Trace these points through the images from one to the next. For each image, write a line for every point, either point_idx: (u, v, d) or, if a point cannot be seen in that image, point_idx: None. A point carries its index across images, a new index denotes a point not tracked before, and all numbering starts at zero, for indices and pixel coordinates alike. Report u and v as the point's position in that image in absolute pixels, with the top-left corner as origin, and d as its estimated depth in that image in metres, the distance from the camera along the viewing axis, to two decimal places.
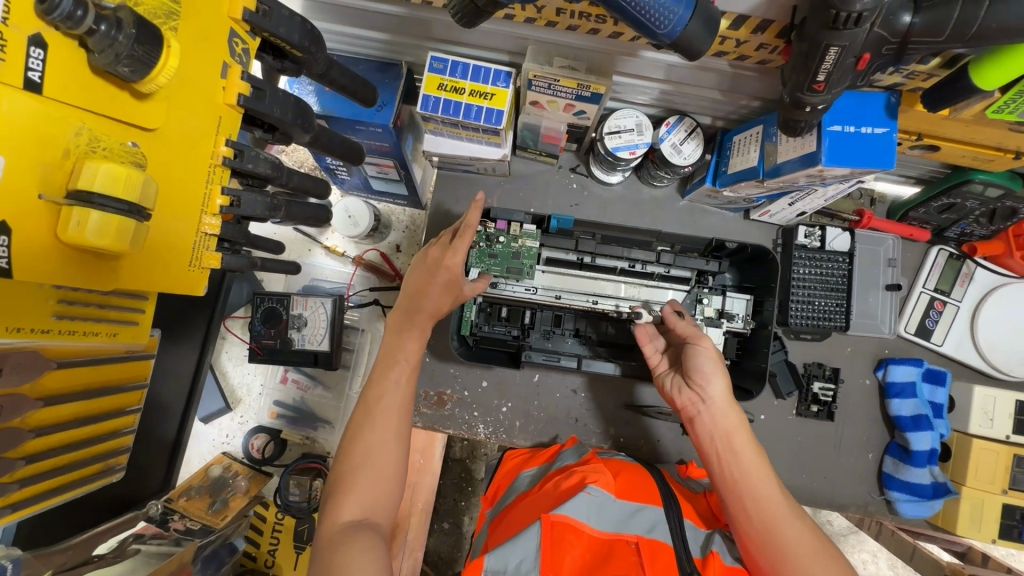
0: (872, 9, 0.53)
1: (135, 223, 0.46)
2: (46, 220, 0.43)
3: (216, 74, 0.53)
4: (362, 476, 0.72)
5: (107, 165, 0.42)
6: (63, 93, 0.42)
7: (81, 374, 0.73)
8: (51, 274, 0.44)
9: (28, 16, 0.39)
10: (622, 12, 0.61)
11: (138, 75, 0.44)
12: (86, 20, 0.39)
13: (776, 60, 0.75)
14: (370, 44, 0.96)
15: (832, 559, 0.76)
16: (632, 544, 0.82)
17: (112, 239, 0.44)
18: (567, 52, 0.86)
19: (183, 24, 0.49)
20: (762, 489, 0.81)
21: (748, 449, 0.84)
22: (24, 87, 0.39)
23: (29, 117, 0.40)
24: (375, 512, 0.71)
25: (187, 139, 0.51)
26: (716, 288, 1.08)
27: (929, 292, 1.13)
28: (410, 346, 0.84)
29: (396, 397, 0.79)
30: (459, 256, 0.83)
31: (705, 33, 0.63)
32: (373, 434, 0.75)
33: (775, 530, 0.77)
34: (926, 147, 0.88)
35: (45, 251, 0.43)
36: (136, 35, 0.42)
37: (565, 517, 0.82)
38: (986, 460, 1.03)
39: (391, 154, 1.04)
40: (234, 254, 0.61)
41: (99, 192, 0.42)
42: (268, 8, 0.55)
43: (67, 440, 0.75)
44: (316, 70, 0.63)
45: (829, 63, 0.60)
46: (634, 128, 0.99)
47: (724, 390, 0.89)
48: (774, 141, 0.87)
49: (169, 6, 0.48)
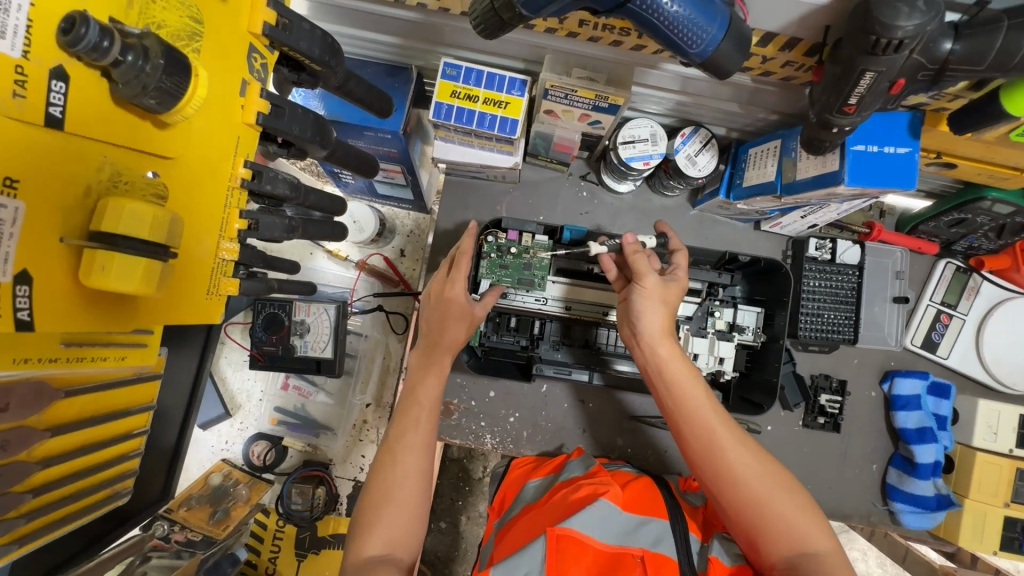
0: (914, 36, 0.52)
1: (160, 264, 0.44)
2: (65, 264, 0.41)
3: (236, 94, 0.50)
4: (385, 512, 0.77)
5: (133, 204, 0.40)
6: (84, 128, 0.40)
7: (112, 401, 0.61)
8: (71, 319, 0.42)
9: (49, 47, 0.37)
10: (654, 30, 0.59)
11: (164, 107, 0.42)
12: (113, 51, 0.37)
13: (801, 77, 0.74)
14: (381, 47, 0.93)
15: (778, 478, 0.76)
16: (636, 557, 0.81)
17: (138, 284, 0.42)
18: (586, 63, 0.84)
19: (206, 45, 0.47)
20: (703, 416, 0.79)
21: (688, 377, 0.82)
22: (45, 123, 0.38)
23: (46, 152, 0.38)
24: (397, 547, 0.76)
25: (207, 166, 0.49)
26: (727, 300, 1.06)
27: (936, 305, 1.13)
28: (430, 385, 0.88)
29: (417, 434, 0.84)
30: (459, 286, 0.87)
31: (737, 52, 0.61)
32: (397, 472, 0.80)
33: (716, 456, 0.77)
34: (943, 164, 0.87)
35: (65, 295, 0.42)
36: (164, 67, 0.40)
37: (571, 531, 0.81)
38: (989, 474, 1.05)
39: (399, 160, 1.01)
40: (251, 279, 0.59)
41: (123, 235, 0.40)
42: (288, 21, 0.52)
43: (70, 490, 0.61)
44: (333, 83, 0.61)
45: (863, 87, 0.59)
46: (649, 138, 0.97)
47: (663, 320, 0.85)
48: (792, 157, 0.85)
49: (191, 26, 0.46)
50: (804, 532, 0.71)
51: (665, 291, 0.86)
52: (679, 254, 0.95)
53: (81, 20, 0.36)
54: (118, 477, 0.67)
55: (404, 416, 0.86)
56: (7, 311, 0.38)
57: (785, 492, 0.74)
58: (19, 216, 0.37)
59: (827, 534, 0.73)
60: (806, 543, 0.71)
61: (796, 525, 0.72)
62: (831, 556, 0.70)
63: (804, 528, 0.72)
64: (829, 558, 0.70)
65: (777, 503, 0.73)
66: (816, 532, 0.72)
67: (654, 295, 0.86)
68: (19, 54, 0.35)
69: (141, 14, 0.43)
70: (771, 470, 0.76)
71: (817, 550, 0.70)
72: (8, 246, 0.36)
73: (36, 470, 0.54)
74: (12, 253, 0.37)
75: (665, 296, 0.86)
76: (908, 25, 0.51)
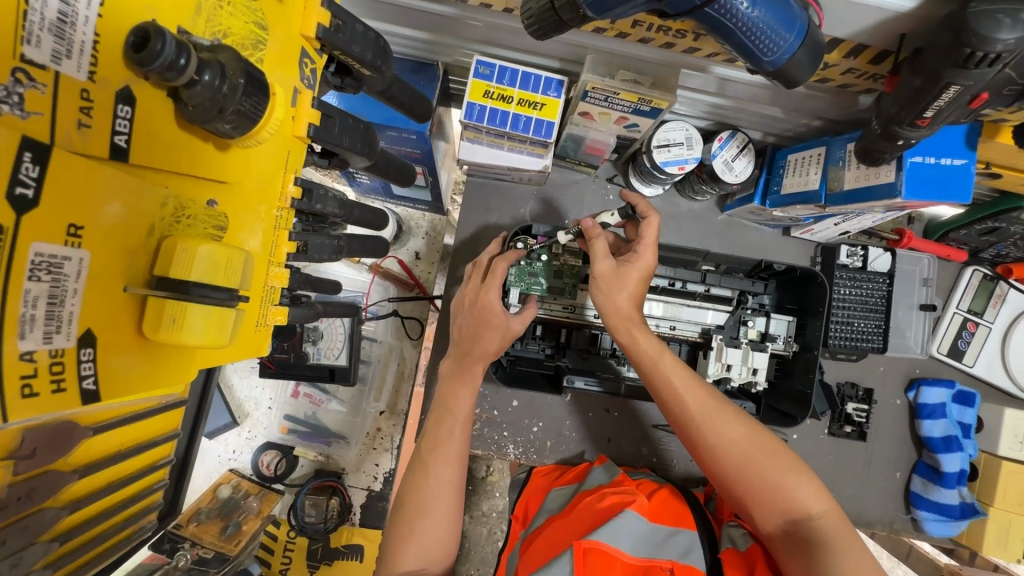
0: (1013, 50, 0.49)
1: (233, 313, 0.41)
2: (128, 318, 0.36)
3: (289, 105, 0.46)
4: (418, 526, 0.75)
5: (206, 246, 0.37)
6: (146, 158, 0.36)
7: (139, 432, 0.56)
8: (137, 379, 0.38)
9: (115, 66, 0.33)
10: (728, 35, 0.55)
11: (239, 131, 0.39)
12: (188, 69, 0.33)
13: (859, 84, 0.71)
14: (407, 42, 0.87)
15: (763, 442, 0.69)
16: (666, 570, 0.75)
17: (211, 335, 0.39)
18: (631, 65, 0.79)
19: (268, 55, 0.43)
20: (674, 390, 0.73)
21: (655, 351, 0.75)
22: (109, 155, 0.34)
23: (113, 195, 0.34)
24: (432, 562, 0.75)
25: (260, 191, 0.45)
26: (758, 309, 1.03)
27: (962, 313, 1.12)
28: (463, 396, 0.84)
29: (451, 446, 0.81)
30: (493, 293, 0.84)
31: (811, 62, 0.58)
32: (429, 487, 0.78)
33: (692, 429, 0.72)
34: (988, 175, 0.85)
35: (130, 351, 0.37)
36: (243, 86, 0.37)
37: (598, 544, 0.75)
38: (1015, 484, 1.05)
39: (422, 160, 0.94)
40: (297, 304, 0.55)
41: (196, 282, 0.37)
42: (342, 22, 0.48)
43: (99, 531, 0.56)
44: (378, 87, 0.56)
45: (943, 100, 0.56)
46: (685, 142, 0.92)
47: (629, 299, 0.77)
48: (839, 166, 0.82)
49: (256, 33, 0.41)
50: (793, 496, 0.66)
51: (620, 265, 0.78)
52: (647, 225, 0.80)
53: (156, 33, 0.31)
54: (144, 511, 0.62)
55: (437, 428, 0.83)
56: (73, 383, 0.33)
57: (772, 457, 0.68)
58: (83, 268, 0.33)
59: (821, 492, 0.67)
60: (797, 508, 0.66)
61: (784, 489, 0.66)
62: (826, 518, 0.65)
63: (795, 491, 0.66)
64: (823, 521, 0.65)
65: (762, 469, 0.68)
66: (809, 494, 0.66)
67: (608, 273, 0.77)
68: (84, 76, 0.32)
69: (207, 22, 0.39)
70: (754, 435, 0.70)
71: (809, 515, 0.65)
72: (72, 305, 0.32)
73: (64, 516, 0.49)
74: (76, 314, 0.33)
75: (622, 277, 0.77)
76: (1009, 38, 0.48)
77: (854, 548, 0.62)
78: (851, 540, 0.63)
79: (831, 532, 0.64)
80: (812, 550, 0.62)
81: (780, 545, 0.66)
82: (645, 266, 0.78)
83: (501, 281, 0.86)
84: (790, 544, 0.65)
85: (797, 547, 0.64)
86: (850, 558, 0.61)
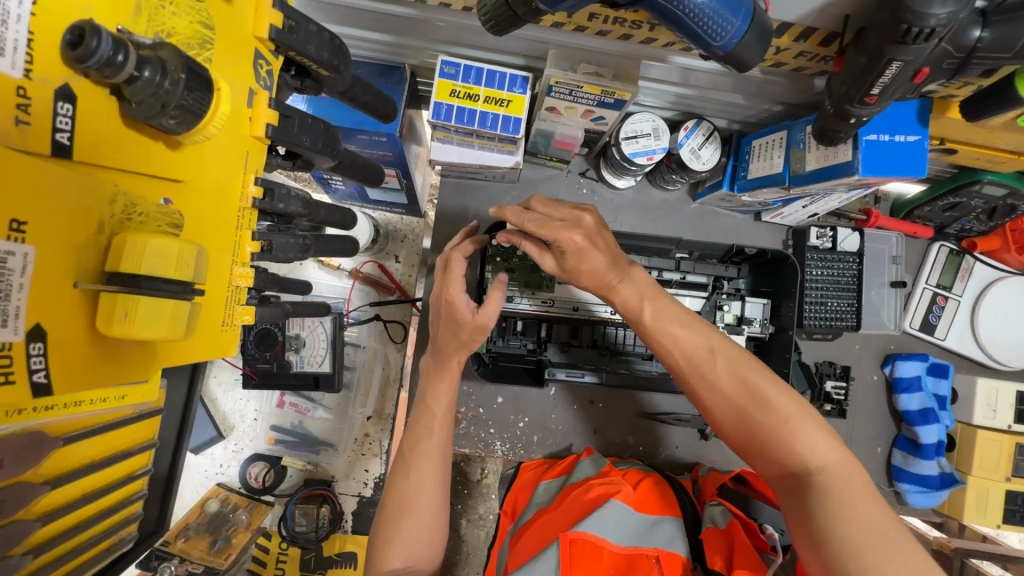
0: (946, 24, 0.51)
1: (188, 305, 0.41)
2: (82, 311, 0.36)
3: (245, 105, 0.47)
4: (402, 524, 0.75)
5: (157, 239, 0.37)
6: (92, 154, 0.36)
7: (114, 441, 0.56)
8: (88, 382, 0.37)
9: (53, 63, 0.32)
10: (676, 22, 0.57)
11: (184, 127, 0.39)
12: (127, 66, 0.33)
13: (813, 67, 0.73)
14: (371, 46, 0.88)
15: (756, 391, 0.67)
16: (652, 558, 0.75)
17: (165, 327, 0.39)
18: (593, 58, 0.81)
19: (216, 53, 0.43)
20: (666, 348, 0.74)
21: (636, 307, 0.76)
22: (51, 152, 0.33)
23: (67, 193, 0.33)
24: (417, 559, 0.75)
25: (216, 191, 0.45)
26: (733, 293, 1.05)
27: (932, 287, 1.15)
28: (440, 392, 0.83)
29: (433, 443, 0.81)
30: (454, 289, 0.79)
31: (759, 45, 0.59)
32: (411, 484, 0.78)
33: (686, 383, 0.73)
34: (944, 151, 0.88)
35: (81, 349, 0.36)
36: (184, 81, 0.37)
37: (584, 534, 0.76)
38: (990, 450, 1.08)
39: (395, 163, 0.95)
40: (263, 304, 0.55)
41: (149, 274, 0.37)
42: (294, 23, 0.49)
43: (76, 543, 0.55)
44: (339, 88, 0.57)
45: (888, 77, 0.58)
46: (651, 132, 0.94)
47: (601, 262, 0.73)
48: (801, 147, 0.84)
49: (201, 33, 0.42)
50: (791, 452, 0.63)
51: (563, 261, 0.74)
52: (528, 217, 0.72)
53: (91, 31, 0.31)
54: (123, 523, 0.61)
55: (418, 426, 0.83)
56: (22, 379, 0.33)
57: (767, 408, 0.66)
58: (28, 263, 0.32)
59: (834, 443, 0.63)
60: (795, 463, 0.63)
61: (783, 441, 0.64)
62: (830, 472, 0.61)
63: (800, 444, 0.63)
64: (823, 477, 0.61)
65: (757, 421, 0.67)
66: (813, 447, 0.62)
67: (562, 270, 0.76)
68: (20, 73, 0.31)
69: (150, 21, 0.39)
70: (746, 383, 0.68)
71: (808, 470, 0.62)
72: (19, 299, 0.31)
73: (37, 528, 0.49)
74: (23, 308, 0.32)
75: (572, 272, 0.75)
76: (941, 12, 0.50)
77: (856, 506, 0.59)
78: (858, 494, 0.60)
79: (834, 487, 0.60)
80: (806, 506, 0.61)
81: (785, 501, 0.65)
82: (582, 245, 0.70)
83: (461, 273, 0.80)
84: (789, 498, 0.64)
85: (794, 503, 0.63)
86: (850, 516, 0.58)
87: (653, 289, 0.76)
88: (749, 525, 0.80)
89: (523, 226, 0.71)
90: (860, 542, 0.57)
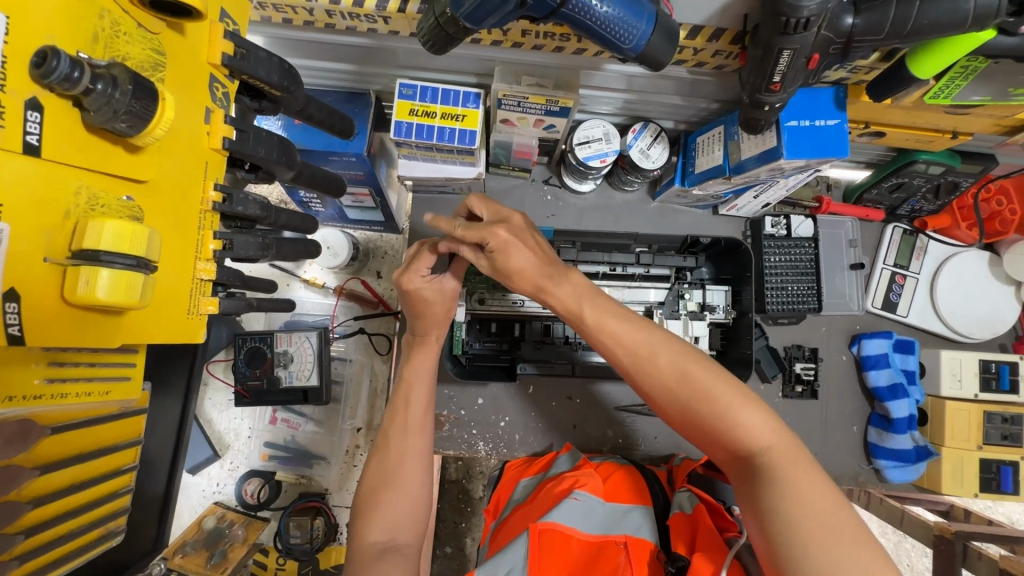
0: (819, 13, 0.57)
1: (143, 277, 0.47)
2: (53, 282, 0.43)
3: (200, 120, 0.54)
4: (384, 498, 0.80)
5: (112, 223, 0.43)
6: (63, 155, 0.43)
7: (100, 436, 0.61)
8: (59, 338, 0.45)
9: (24, 80, 0.39)
10: (588, 30, 0.64)
11: (135, 130, 0.45)
12: (83, 80, 0.40)
13: (732, 64, 0.80)
14: (336, 75, 0.96)
15: (698, 383, 0.69)
16: (620, 543, 0.78)
17: (123, 296, 0.45)
18: (534, 70, 0.89)
19: (169, 73, 0.50)
20: (610, 348, 0.77)
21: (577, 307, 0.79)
22: (23, 151, 0.40)
23: (31, 181, 0.41)
24: (398, 532, 0.78)
25: (177, 192, 0.52)
26: (695, 282, 1.12)
27: (890, 268, 1.19)
28: (422, 364, 0.90)
29: (418, 414, 0.88)
30: (415, 277, 0.85)
31: (668, 44, 0.66)
32: (395, 455, 0.84)
33: (633, 380, 0.76)
34: (873, 134, 0.94)
35: (51, 317, 0.44)
36: (132, 91, 0.43)
37: (553, 524, 0.80)
38: (960, 420, 1.11)
39: (366, 182, 1.01)
40: (230, 298, 0.62)
41: (107, 249, 0.43)
42: (245, 50, 0.56)
43: (64, 530, 0.60)
44: (293, 106, 0.65)
45: (783, 65, 0.65)
46: (602, 137, 1.01)
47: (530, 261, 0.79)
48: (736, 139, 0.91)
49: (154, 57, 0.49)
50: (734, 437, 0.66)
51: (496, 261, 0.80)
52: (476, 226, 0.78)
53: (52, 53, 0.39)
54: (112, 514, 0.66)
55: (396, 399, 0.90)
56: None
57: (710, 398, 0.68)
58: (4, 238, 0.39)
59: (777, 425, 0.66)
60: (739, 445, 0.66)
61: (729, 428, 0.66)
62: (773, 451, 0.63)
63: (743, 429, 0.65)
64: (767, 457, 0.63)
65: (699, 412, 0.69)
66: (754, 430, 0.65)
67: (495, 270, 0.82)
68: None
69: (107, 48, 0.45)
70: (687, 378, 0.70)
71: (752, 452, 0.64)
72: None
73: (28, 509, 0.54)
74: None
75: (503, 271, 0.81)
76: (811, 4, 0.56)
77: (801, 479, 0.60)
78: (801, 470, 0.61)
79: (777, 465, 0.62)
80: (752, 483, 0.63)
81: (735, 483, 0.67)
82: (506, 238, 0.77)
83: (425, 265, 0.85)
84: (739, 481, 0.66)
85: (743, 481, 0.65)
86: (793, 492, 0.60)
87: (589, 290, 0.80)
88: (715, 508, 0.83)
89: (455, 231, 0.79)
90: (802, 518, 0.58)
